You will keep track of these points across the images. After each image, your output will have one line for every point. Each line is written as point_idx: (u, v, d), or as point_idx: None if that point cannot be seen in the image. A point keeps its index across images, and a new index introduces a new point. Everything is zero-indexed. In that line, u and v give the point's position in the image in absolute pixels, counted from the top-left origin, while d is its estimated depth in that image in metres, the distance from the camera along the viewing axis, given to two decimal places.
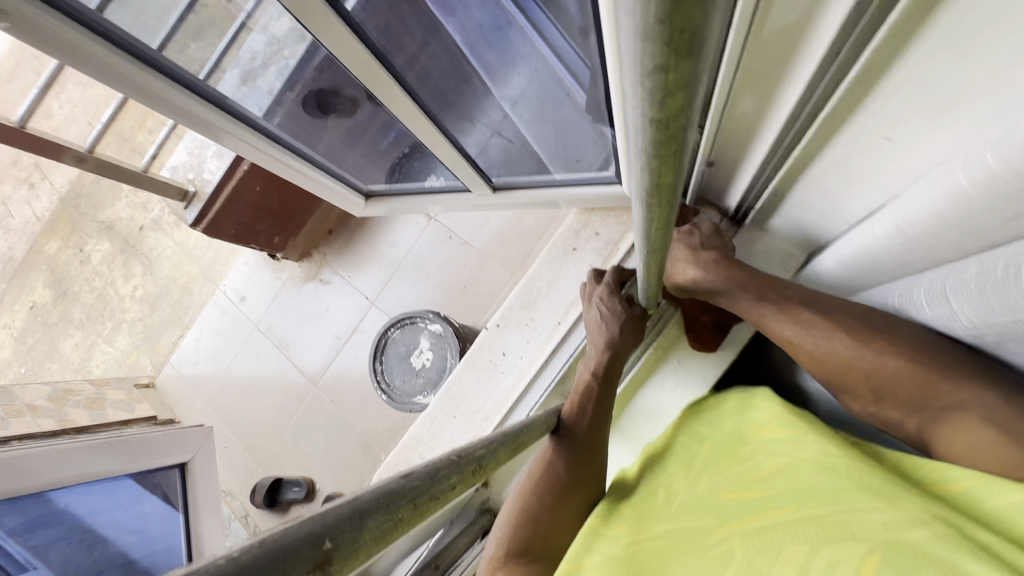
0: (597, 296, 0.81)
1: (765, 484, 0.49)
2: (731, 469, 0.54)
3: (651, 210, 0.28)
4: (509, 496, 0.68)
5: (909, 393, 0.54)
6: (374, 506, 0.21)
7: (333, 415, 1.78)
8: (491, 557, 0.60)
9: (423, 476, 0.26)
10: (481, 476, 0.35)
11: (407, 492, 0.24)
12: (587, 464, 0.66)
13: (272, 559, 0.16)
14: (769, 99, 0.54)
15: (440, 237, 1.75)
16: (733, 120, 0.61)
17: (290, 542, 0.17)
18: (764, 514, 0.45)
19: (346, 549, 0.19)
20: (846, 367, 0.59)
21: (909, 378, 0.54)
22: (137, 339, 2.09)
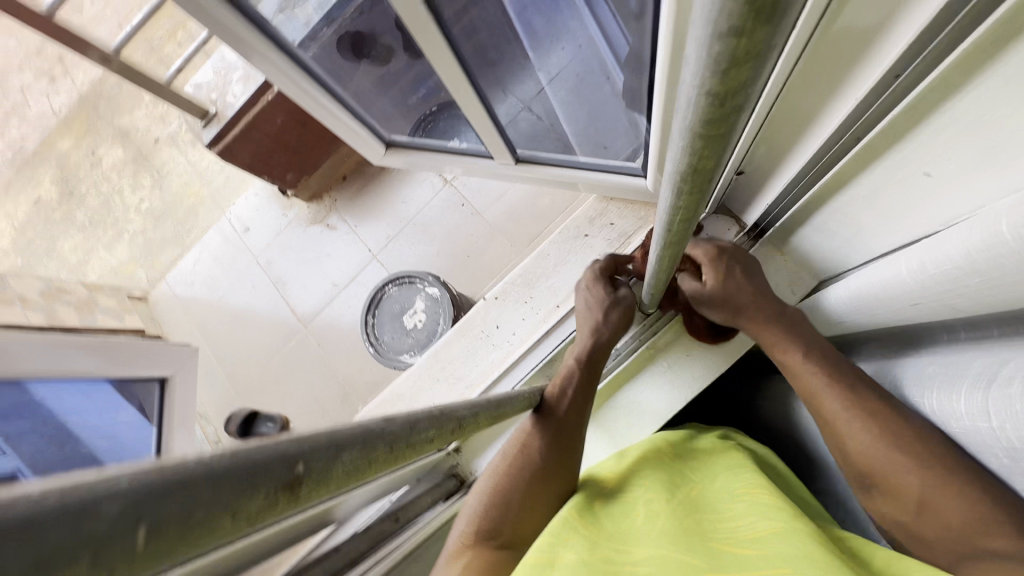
0: (586, 282, 0.81)
1: (760, 543, 0.46)
2: (724, 526, 0.52)
3: (682, 197, 0.27)
4: (481, 477, 0.68)
5: (953, 525, 0.47)
6: (351, 441, 0.21)
7: (317, 359, 1.79)
8: (457, 537, 0.60)
9: (403, 423, 0.26)
10: (460, 437, 0.35)
11: (390, 439, 0.24)
12: (565, 455, 0.66)
13: (243, 471, 0.16)
14: (812, 116, 0.53)
15: (451, 204, 1.74)
16: (769, 133, 0.60)
17: (263, 459, 0.17)
18: (759, 571, 0.42)
19: (318, 476, 0.19)
20: (892, 467, 0.52)
21: (955, 509, 0.46)
22: (136, 252, 2.08)
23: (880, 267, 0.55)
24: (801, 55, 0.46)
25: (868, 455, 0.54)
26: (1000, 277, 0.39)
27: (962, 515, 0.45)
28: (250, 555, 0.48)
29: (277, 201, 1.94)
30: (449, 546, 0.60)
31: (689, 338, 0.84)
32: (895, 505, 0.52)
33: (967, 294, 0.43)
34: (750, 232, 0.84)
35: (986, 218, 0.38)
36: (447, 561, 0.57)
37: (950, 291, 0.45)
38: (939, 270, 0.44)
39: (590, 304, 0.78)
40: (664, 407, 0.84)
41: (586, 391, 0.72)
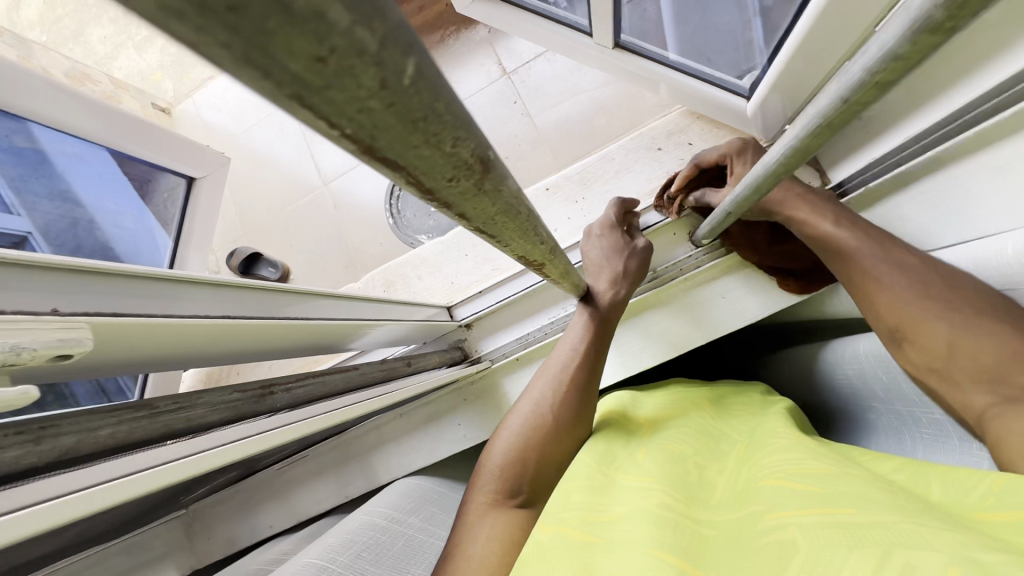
0: (599, 232, 0.79)
1: (818, 480, 0.44)
2: (769, 459, 0.51)
3: (911, 42, 0.23)
4: (503, 427, 0.69)
5: (985, 362, 0.52)
6: (512, 189, 0.18)
7: (328, 220, 1.66)
8: (478, 500, 0.62)
9: (536, 220, 0.23)
10: (546, 267, 0.33)
11: (532, 214, 0.22)
12: (590, 407, 0.68)
13: (460, 118, 0.14)
14: (998, 51, 0.48)
15: (505, 96, 1.63)
16: (933, 68, 0.56)
17: (475, 127, 0.15)
18: (820, 506, 0.41)
19: (495, 181, 0.17)
20: (932, 309, 0.56)
21: (965, 327, 0.54)
22: (167, 60, 1.97)
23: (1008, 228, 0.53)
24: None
25: (909, 309, 0.58)
26: None
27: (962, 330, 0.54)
28: (278, 342, 0.48)
29: None
30: (471, 505, 0.62)
31: (731, 279, 0.82)
32: (925, 353, 0.56)
33: None
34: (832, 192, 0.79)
35: None
36: (474, 520, 0.60)
37: None
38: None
39: (607, 253, 0.77)
40: (685, 337, 0.83)
41: (603, 332, 0.72)
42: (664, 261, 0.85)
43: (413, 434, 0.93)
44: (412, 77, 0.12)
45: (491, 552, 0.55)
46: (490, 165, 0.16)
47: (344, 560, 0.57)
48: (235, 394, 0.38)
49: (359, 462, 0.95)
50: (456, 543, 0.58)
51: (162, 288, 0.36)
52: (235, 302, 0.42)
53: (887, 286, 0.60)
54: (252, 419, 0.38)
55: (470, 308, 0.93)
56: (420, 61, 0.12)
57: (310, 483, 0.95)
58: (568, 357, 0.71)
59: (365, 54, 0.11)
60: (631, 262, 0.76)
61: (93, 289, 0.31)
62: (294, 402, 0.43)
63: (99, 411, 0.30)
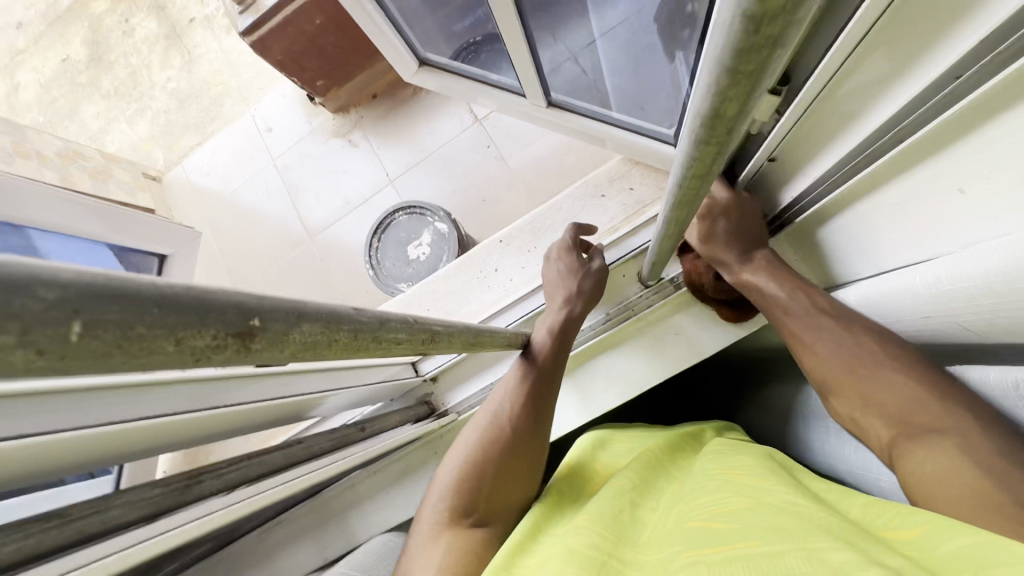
0: (556, 253, 0.83)
1: (732, 518, 0.46)
2: (699, 502, 0.53)
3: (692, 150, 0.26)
4: (455, 449, 0.69)
5: (898, 407, 0.55)
6: (316, 314, 0.21)
7: (316, 272, 1.75)
8: (431, 519, 0.61)
9: (373, 317, 0.26)
10: (431, 350, 0.35)
11: (356, 320, 0.24)
12: (541, 418, 0.70)
13: (200, 301, 0.15)
14: (858, 111, 0.51)
15: (477, 142, 1.70)
16: (809, 125, 0.59)
17: (218, 300, 0.16)
18: (730, 544, 0.42)
19: (273, 335, 0.18)
20: (895, 392, 0.56)
21: (899, 392, 0.56)
22: (157, 131, 2.11)
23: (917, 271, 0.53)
24: (853, 32, 0.43)
25: (873, 393, 0.58)
26: None
27: (900, 392, 0.56)
28: (216, 427, 0.51)
29: (302, 107, 1.93)
30: (422, 528, 0.61)
31: (680, 318, 0.85)
32: (850, 404, 0.60)
33: None
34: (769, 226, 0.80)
35: None
36: (426, 546, 0.58)
37: None
38: (958, 285, 0.47)
39: (564, 274, 0.80)
40: (641, 377, 0.85)
41: (558, 352, 0.75)
42: (616, 302, 0.88)
43: (386, 491, 0.94)
44: (94, 337, 0.12)
45: (448, 563, 0.54)
46: (256, 329, 0.17)
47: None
48: (157, 488, 0.41)
49: (339, 522, 0.95)
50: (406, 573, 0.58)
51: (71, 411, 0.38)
52: (158, 401, 0.45)
53: (824, 347, 0.63)
54: (173, 512, 0.40)
55: (435, 362, 0.95)
56: (142, 314, 0.13)
57: (290, 547, 0.96)
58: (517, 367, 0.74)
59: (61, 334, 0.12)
60: (586, 282, 0.79)
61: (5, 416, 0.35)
62: (224, 486, 0.45)
63: (15, 524, 0.32)
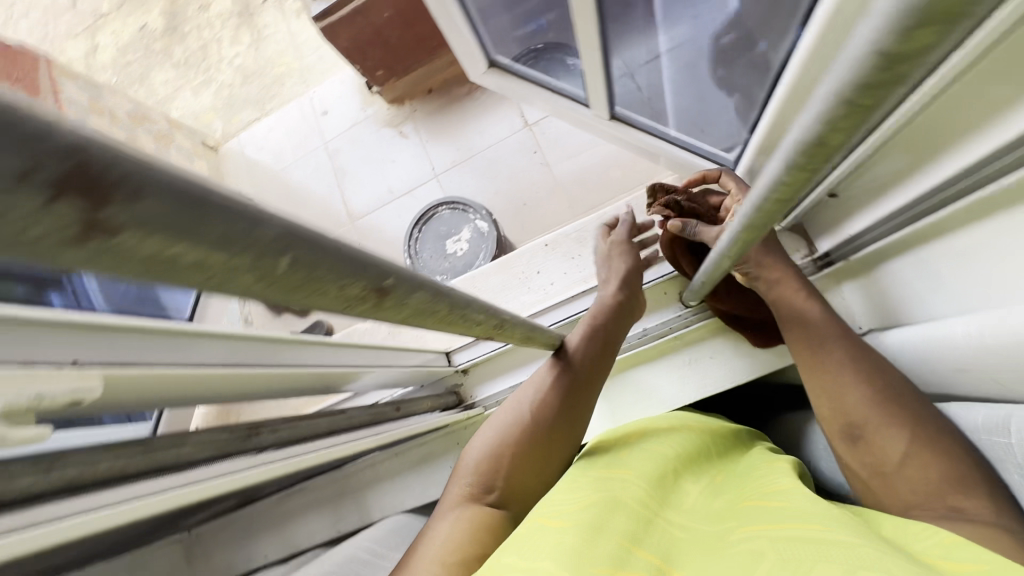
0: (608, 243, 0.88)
1: (784, 497, 0.46)
2: (753, 486, 0.51)
3: (786, 174, 0.27)
4: (483, 431, 0.70)
5: (925, 477, 0.50)
6: (427, 286, 0.23)
7: (352, 255, 1.81)
8: (454, 493, 0.63)
9: (465, 296, 0.28)
10: (497, 335, 0.37)
11: (456, 301, 0.26)
12: (576, 411, 0.69)
13: (355, 260, 0.19)
14: (933, 155, 0.52)
15: (525, 147, 1.72)
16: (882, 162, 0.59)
17: (371, 259, 0.20)
18: (789, 525, 0.41)
19: (399, 295, 0.22)
20: (925, 459, 0.51)
21: (932, 462, 0.50)
22: (220, 103, 2.20)
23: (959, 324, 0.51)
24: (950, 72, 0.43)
25: (900, 451, 0.52)
26: None
27: (934, 462, 0.50)
28: (273, 386, 0.54)
29: (359, 94, 1.99)
30: (447, 500, 0.63)
31: (717, 341, 0.85)
32: (868, 454, 0.54)
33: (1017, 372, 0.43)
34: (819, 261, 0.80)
35: None
36: (444, 515, 0.60)
37: None
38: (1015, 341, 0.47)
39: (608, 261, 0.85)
40: (671, 395, 0.85)
41: (604, 356, 0.73)
42: (655, 318, 0.88)
43: (404, 474, 0.96)
44: (285, 267, 0.17)
45: (462, 538, 0.56)
46: (388, 288, 0.21)
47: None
48: (224, 434, 0.43)
49: (355, 498, 0.98)
50: (421, 538, 0.59)
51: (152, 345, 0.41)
52: (228, 351, 0.47)
53: (857, 391, 0.57)
54: (236, 457, 0.43)
55: (468, 354, 0.97)
56: (299, 253, 0.17)
57: (308, 515, 0.99)
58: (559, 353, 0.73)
59: (260, 261, 0.16)
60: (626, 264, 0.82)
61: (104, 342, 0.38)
62: (279, 442, 0.48)
63: (106, 448, 0.35)
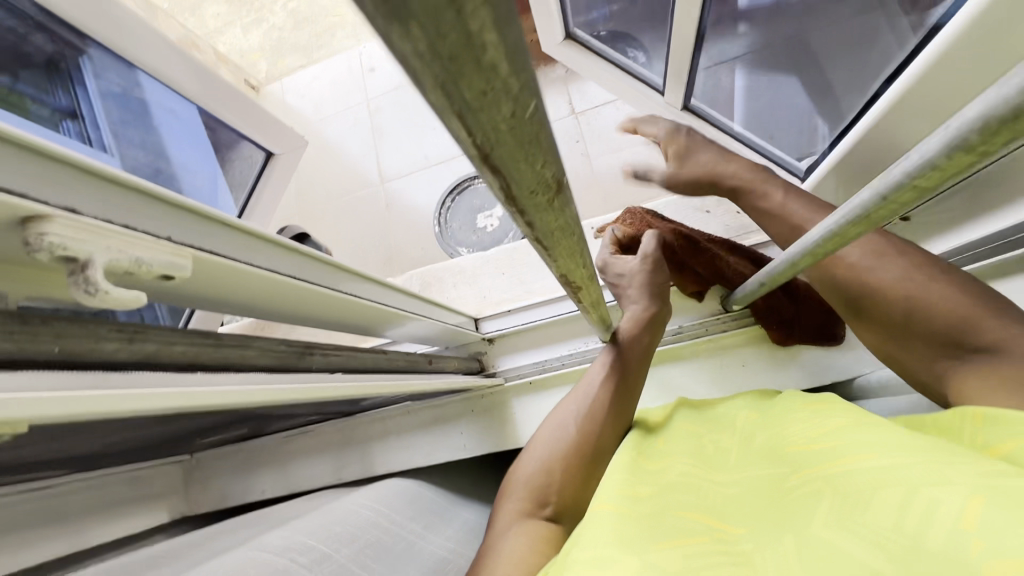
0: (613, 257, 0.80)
1: (826, 434, 0.45)
2: (786, 432, 0.50)
3: (948, 157, 0.26)
4: (530, 450, 0.69)
5: (945, 323, 0.50)
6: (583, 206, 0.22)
7: (378, 215, 1.80)
8: (511, 508, 0.63)
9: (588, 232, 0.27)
10: (583, 289, 0.36)
11: (582, 237, 0.25)
12: (622, 417, 0.68)
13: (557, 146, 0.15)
14: None
15: (569, 134, 1.70)
16: None
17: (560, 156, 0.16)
18: (837, 461, 0.41)
19: (563, 200, 0.19)
20: (942, 306, 0.51)
21: (950, 307, 0.50)
22: (269, 44, 2.18)
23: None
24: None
25: (917, 308, 0.52)
26: None
27: (954, 307, 0.50)
28: (324, 312, 0.53)
29: None
30: (503, 515, 0.64)
31: (753, 351, 0.84)
32: (884, 319, 0.54)
33: None
34: None
35: None
36: (504, 534, 0.60)
37: None
38: None
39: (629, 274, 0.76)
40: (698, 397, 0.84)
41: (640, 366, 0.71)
42: (692, 317, 0.87)
43: (414, 434, 0.96)
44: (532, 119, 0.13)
45: (526, 553, 0.56)
46: (562, 186, 0.18)
47: (345, 551, 0.58)
48: (283, 346, 0.43)
49: (361, 448, 0.97)
50: (490, 553, 0.59)
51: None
52: (304, 263, 0.46)
53: (878, 273, 0.55)
54: (291, 372, 0.43)
55: (495, 324, 0.96)
56: (535, 106, 0.13)
57: (312, 458, 0.99)
58: (598, 368, 0.72)
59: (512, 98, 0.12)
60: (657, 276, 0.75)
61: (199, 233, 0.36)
62: (328, 368, 0.47)
63: (177, 331, 0.34)
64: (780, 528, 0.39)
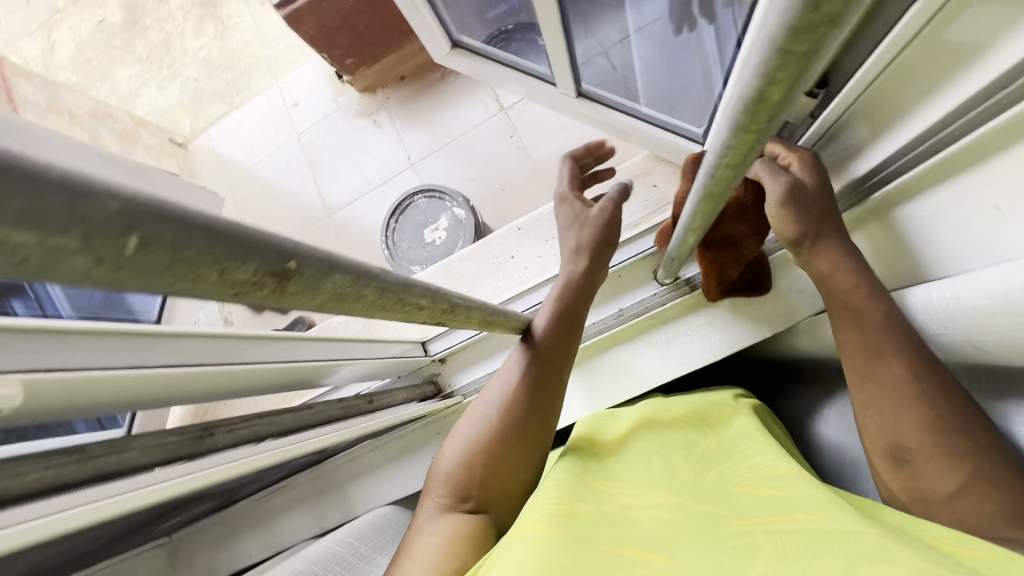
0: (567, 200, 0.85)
1: (785, 486, 0.47)
2: (745, 470, 0.53)
3: (733, 137, 0.26)
4: (455, 430, 0.69)
5: (976, 501, 0.44)
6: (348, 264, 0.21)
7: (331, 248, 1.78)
8: (434, 503, 0.63)
9: (402, 279, 0.26)
10: (450, 321, 0.35)
11: (391, 293, 0.25)
12: (548, 401, 0.69)
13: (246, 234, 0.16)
14: (904, 111, 0.51)
15: (502, 131, 1.69)
16: (851, 122, 0.59)
17: (265, 240, 0.17)
18: (789, 514, 0.43)
19: (309, 280, 0.19)
20: (979, 488, 0.44)
21: (988, 494, 0.43)
22: (185, 98, 2.13)
23: (931, 287, 0.52)
24: None
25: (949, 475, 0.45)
26: None
27: (989, 498, 0.43)
28: (237, 384, 0.53)
29: (331, 83, 1.93)
30: (425, 510, 0.63)
31: (693, 319, 0.84)
32: (909, 468, 0.48)
33: None
34: None
35: None
36: (424, 529, 0.60)
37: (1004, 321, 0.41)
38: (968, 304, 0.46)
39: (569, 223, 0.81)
40: (649, 374, 0.85)
41: (566, 338, 0.73)
42: (630, 298, 0.88)
43: (386, 468, 0.95)
44: (139, 249, 0.14)
45: (437, 546, 0.56)
46: (292, 274, 0.18)
47: None
48: (171, 436, 0.42)
49: (337, 492, 0.97)
50: (408, 547, 0.59)
51: (107, 349, 0.43)
52: (192, 349, 0.49)
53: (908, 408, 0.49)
54: (188, 459, 0.42)
55: (443, 343, 0.96)
56: (151, 234, 0.14)
57: (290, 512, 0.97)
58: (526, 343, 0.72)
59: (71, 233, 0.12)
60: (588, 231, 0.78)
61: (68, 351, 0.40)
62: (235, 441, 0.47)
63: (34, 455, 0.34)
64: (712, 561, 0.39)
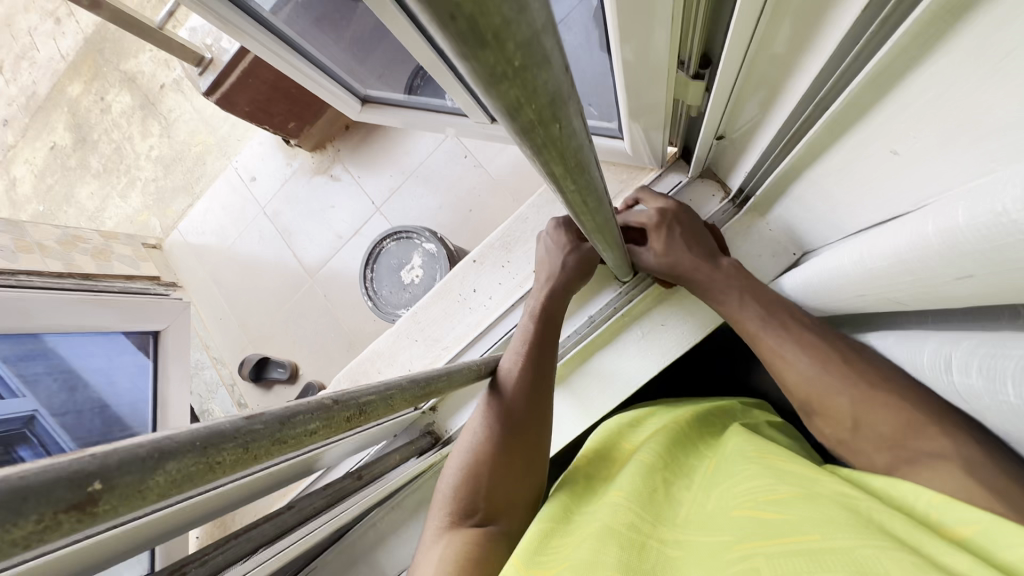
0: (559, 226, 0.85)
1: (784, 508, 0.44)
2: (740, 490, 0.50)
3: None
4: (460, 441, 0.68)
5: (892, 430, 0.53)
6: (182, 449, 0.21)
7: (322, 308, 1.80)
8: (435, 523, 0.61)
9: (272, 420, 0.26)
10: (364, 421, 0.35)
11: (257, 446, 0.25)
12: (538, 412, 0.69)
13: (23, 491, 0.16)
14: (784, 79, 0.50)
15: (455, 154, 1.69)
16: (743, 96, 0.58)
17: (51, 478, 0.17)
18: (790, 536, 0.40)
19: (125, 489, 0.19)
20: (888, 416, 0.54)
21: (893, 418, 0.53)
22: (149, 200, 2.14)
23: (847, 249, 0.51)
24: None
25: (863, 412, 0.56)
26: (926, 281, 0.35)
27: (898, 424, 0.53)
28: None
29: (280, 148, 1.91)
30: (428, 532, 0.61)
31: (662, 308, 0.84)
32: (835, 422, 0.59)
33: (901, 291, 0.40)
34: (735, 199, 0.82)
35: (920, 217, 0.34)
36: (428, 550, 0.58)
37: (903, 288, 0.39)
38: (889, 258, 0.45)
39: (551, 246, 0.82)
40: (633, 374, 0.84)
41: (547, 343, 0.74)
42: (596, 303, 0.87)
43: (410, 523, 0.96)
44: None
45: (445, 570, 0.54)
46: (94, 498, 0.18)
47: None
48: None
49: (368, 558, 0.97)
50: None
51: None
52: None
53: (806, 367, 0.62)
54: None
55: None
56: None
57: None
58: (514, 357, 0.72)
59: None
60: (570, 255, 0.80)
61: None
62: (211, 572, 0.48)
63: None
64: None
